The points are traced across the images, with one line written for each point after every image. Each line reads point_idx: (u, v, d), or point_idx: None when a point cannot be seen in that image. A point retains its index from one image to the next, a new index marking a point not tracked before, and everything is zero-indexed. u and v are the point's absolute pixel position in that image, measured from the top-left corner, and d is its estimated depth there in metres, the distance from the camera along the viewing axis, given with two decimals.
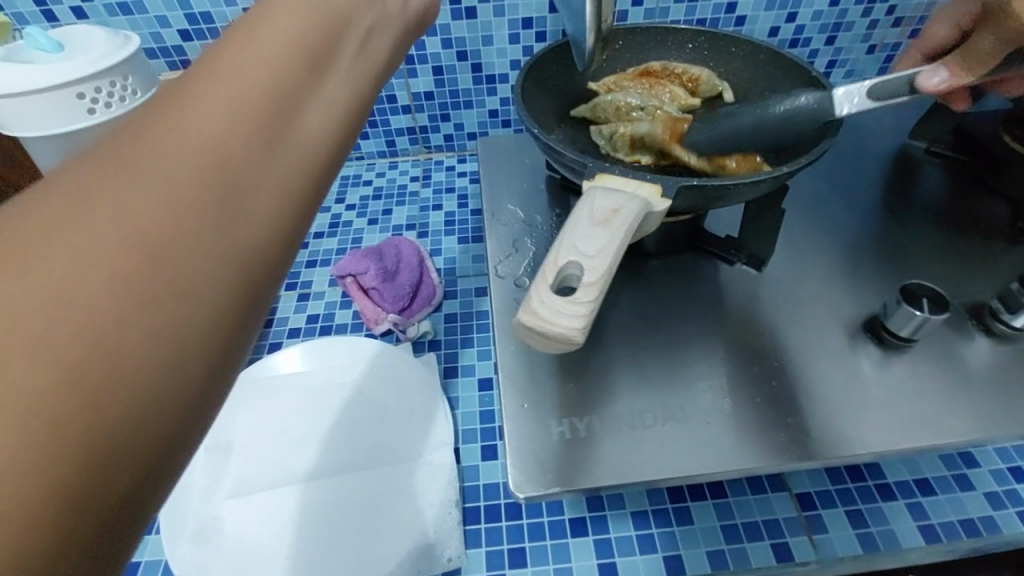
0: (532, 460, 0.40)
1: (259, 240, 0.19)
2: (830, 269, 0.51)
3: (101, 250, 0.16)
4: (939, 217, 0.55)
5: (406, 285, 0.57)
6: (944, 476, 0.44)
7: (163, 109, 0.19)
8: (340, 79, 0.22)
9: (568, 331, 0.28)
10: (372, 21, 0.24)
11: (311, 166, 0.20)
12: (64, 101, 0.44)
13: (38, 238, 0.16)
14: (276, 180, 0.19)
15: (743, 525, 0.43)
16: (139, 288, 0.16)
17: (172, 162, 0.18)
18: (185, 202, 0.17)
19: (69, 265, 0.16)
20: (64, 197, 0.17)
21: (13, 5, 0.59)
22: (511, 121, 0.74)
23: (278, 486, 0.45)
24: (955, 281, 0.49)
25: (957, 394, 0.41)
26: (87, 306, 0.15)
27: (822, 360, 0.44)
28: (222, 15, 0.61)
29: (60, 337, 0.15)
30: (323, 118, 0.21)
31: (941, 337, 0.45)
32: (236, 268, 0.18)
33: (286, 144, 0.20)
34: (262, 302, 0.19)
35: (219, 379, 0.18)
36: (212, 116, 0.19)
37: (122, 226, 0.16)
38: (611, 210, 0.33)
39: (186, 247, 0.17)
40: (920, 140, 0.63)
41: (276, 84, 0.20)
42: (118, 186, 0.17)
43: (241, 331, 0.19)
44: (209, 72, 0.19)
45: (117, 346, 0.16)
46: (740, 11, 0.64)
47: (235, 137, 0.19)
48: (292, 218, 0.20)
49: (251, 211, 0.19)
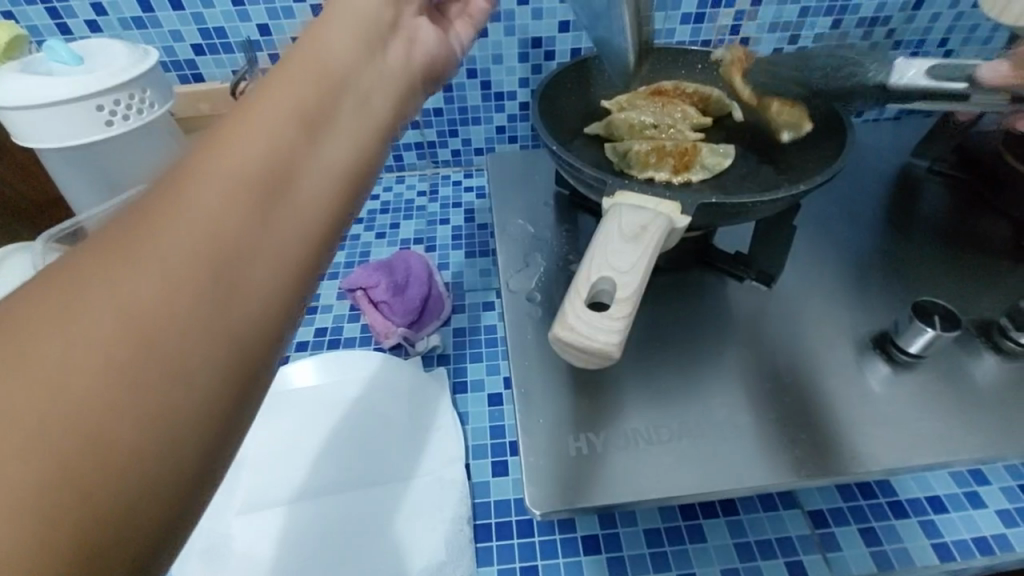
0: (546, 477, 0.39)
1: (257, 312, 0.19)
2: (837, 286, 0.51)
3: (95, 340, 0.16)
4: (943, 236, 0.55)
5: (416, 298, 0.56)
6: (956, 494, 0.44)
7: (163, 192, 0.19)
8: (338, 145, 0.23)
9: (604, 347, 0.28)
10: (370, 84, 0.26)
11: (307, 236, 0.21)
12: (82, 113, 0.45)
13: (33, 334, 0.16)
14: (275, 252, 0.20)
15: (756, 543, 0.42)
16: (131, 377, 0.16)
17: (166, 249, 0.18)
18: (182, 282, 0.18)
19: (64, 356, 0.16)
20: (63, 283, 0.17)
21: (28, 17, 0.59)
22: (518, 137, 0.75)
23: (285, 504, 0.44)
24: (962, 299, 0.49)
25: (968, 411, 0.42)
26: (79, 396, 0.16)
27: (833, 376, 0.44)
28: (235, 30, 0.61)
29: (55, 434, 0.15)
30: (321, 187, 0.22)
31: (950, 354, 0.45)
32: (235, 343, 0.18)
33: (284, 216, 0.21)
34: (264, 375, 0.20)
35: (219, 452, 0.18)
36: (210, 195, 0.19)
37: (116, 313, 0.17)
38: (639, 226, 0.34)
39: (182, 328, 0.17)
40: (922, 160, 0.64)
41: (273, 157, 0.21)
42: (116, 271, 0.17)
43: (242, 406, 0.19)
44: (208, 152, 0.20)
45: (107, 434, 0.16)
46: (745, 33, 0.65)
47: (232, 212, 0.19)
48: (291, 289, 0.20)
49: (249, 285, 0.19)
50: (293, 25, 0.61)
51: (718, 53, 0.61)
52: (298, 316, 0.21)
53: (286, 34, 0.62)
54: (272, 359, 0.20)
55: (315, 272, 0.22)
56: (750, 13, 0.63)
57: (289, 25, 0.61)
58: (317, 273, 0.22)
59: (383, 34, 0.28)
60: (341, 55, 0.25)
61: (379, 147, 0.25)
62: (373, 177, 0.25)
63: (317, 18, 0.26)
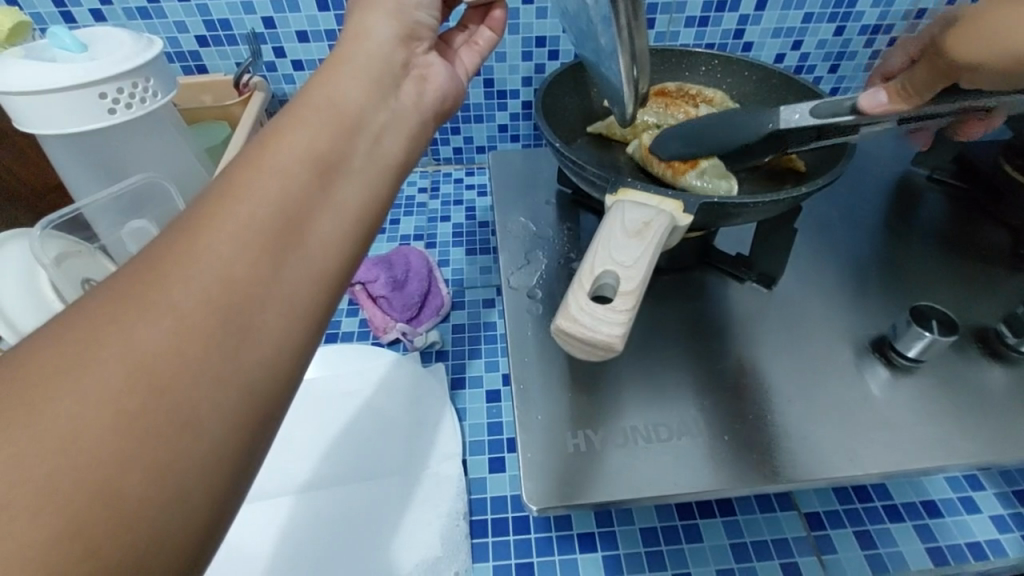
0: (543, 472, 0.39)
1: (265, 357, 0.22)
2: (837, 290, 0.52)
3: (109, 393, 0.18)
4: (941, 241, 0.56)
5: (415, 295, 0.57)
6: (950, 498, 0.44)
7: (173, 247, 0.22)
8: (342, 196, 0.26)
9: (609, 338, 0.28)
10: (376, 132, 0.29)
11: (312, 284, 0.24)
12: (86, 101, 0.44)
13: (47, 391, 0.18)
14: (282, 299, 0.23)
15: (752, 544, 0.43)
16: (139, 428, 0.18)
17: (177, 302, 0.20)
18: (192, 333, 0.20)
19: (77, 412, 0.18)
20: (79, 340, 0.19)
21: (31, 4, 0.59)
22: (520, 136, 0.75)
23: (279, 496, 0.44)
24: (960, 305, 0.50)
25: (965, 417, 0.42)
26: (90, 450, 0.17)
27: (832, 379, 0.44)
28: (240, 22, 0.61)
29: (65, 485, 0.17)
30: (326, 237, 0.25)
31: (947, 360, 0.45)
32: (242, 388, 0.21)
33: (291, 266, 0.23)
34: (271, 418, 0.22)
35: (233, 486, 0.20)
36: (219, 252, 0.22)
37: (129, 365, 0.19)
38: (642, 222, 0.34)
39: (193, 376, 0.20)
40: (921, 167, 0.64)
41: (280, 213, 0.24)
42: (130, 325, 0.19)
43: (249, 448, 0.21)
44: (213, 211, 0.23)
45: (118, 485, 0.17)
46: (748, 37, 0.66)
47: (241, 266, 0.22)
48: (297, 335, 0.23)
49: (256, 331, 0.21)
50: (298, 19, 0.61)
51: (722, 56, 0.61)
52: (305, 362, 0.23)
53: (291, 29, 0.62)
54: (279, 402, 0.22)
55: (321, 320, 0.24)
56: (755, 17, 0.63)
57: (294, 20, 0.61)
58: (323, 319, 0.24)
59: (385, 88, 0.31)
60: (346, 110, 0.28)
61: (382, 192, 0.29)
62: (377, 221, 0.28)
63: (325, 71, 0.30)
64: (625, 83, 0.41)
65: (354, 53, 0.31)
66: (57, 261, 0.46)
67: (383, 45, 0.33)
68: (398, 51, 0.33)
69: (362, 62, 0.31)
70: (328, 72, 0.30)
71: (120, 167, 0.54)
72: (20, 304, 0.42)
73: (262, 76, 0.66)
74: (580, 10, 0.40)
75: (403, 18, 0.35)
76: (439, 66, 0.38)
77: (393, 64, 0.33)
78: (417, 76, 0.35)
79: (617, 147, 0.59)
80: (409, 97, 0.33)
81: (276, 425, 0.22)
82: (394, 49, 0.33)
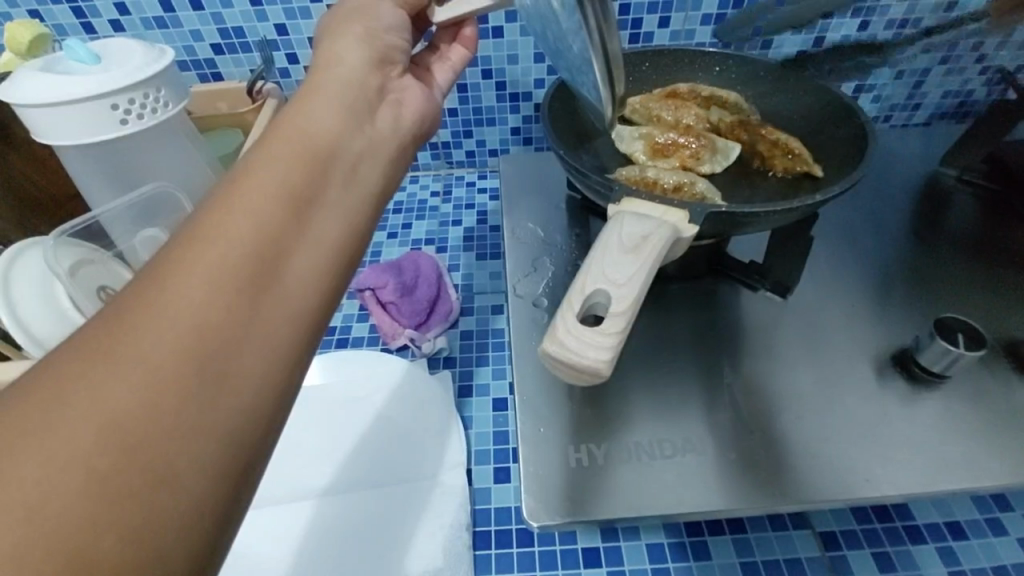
0: (545, 487, 0.39)
1: (247, 401, 0.21)
2: (859, 299, 0.49)
3: (81, 451, 0.18)
4: (971, 247, 0.53)
5: (424, 299, 0.57)
6: (976, 520, 0.42)
7: (144, 293, 0.21)
8: (321, 229, 0.26)
9: (595, 364, 0.27)
10: (353, 161, 0.29)
11: (291, 322, 0.24)
12: (98, 111, 0.45)
13: (18, 447, 0.17)
14: (260, 340, 0.22)
15: (763, 563, 0.41)
16: (113, 488, 0.18)
17: (150, 352, 0.20)
18: (166, 383, 0.20)
19: (46, 475, 0.17)
20: (46, 395, 0.19)
21: (54, 17, 0.61)
22: (533, 139, 0.74)
23: (298, 499, 0.45)
24: (989, 316, 0.47)
25: (992, 436, 0.40)
26: (60, 514, 0.17)
27: (851, 395, 0.42)
28: (253, 30, 0.62)
29: (36, 553, 0.16)
30: (306, 272, 0.25)
31: (976, 375, 0.43)
32: (222, 437, 0.20)
33: (270, 305, 0.23)
34: (255, 463, 0.22)
35: (219, 535, 0.20)
36: (192, 297, 0.22)
37: (100, 421, 0.18)
38: (641, 236, 0.33)
39: (168, 428, 0.19)
40: (952, 168, 0.61)
41: (256, 251, 0.24)
42: (99, 378, 0.19)
43: (233, 496, 0.21)
44: (184, 254, 0.23)
45: (90, 550, 0.17)
46: (768, 34, 0.63)
47: (214, 310, 0.22)
48: (279, 374, 0.23)
49: (235, 375, 0.21)
50: (309, 25, 0.62)
51: (737, 56, 0.59)
52: (288, 403, 0.23)
53: (302, 35, 0.63)
54: (264, 445, 0.22)
55: (304, 358, 0.24)
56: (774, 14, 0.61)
57: (305, 26, 0.62)
58: (305, 357, 0.24)
59: (359, 116, 0.32)
60: (320, 140, 0.28)
61: (362, 218, 0.29)
62: (358, 251, 0.28)
63: (300, 104, 0.30)
64: (602, 89, 0.38)
65: (329, 81, 0.32)
66: (72, 271, 0.47)
67: (359, 73, 0.33)
68: (372, 76, 0.34)
69: (336, 91, 0.31)
70: (301, 103, 0.30)
71: (135, 176, 0.55)
72: (42, 314, 0.44)
73: (275, 82, 0.67)
74: (550, 27, 0.39)
75: (374, 42, 0.36)
76: (414, 89, 0.38)
77: (369, 90, 0.33)
78: (394, 100, 0.35)
79: (667, 159, 0.53)
80: (386, 121, 0.33)
81: (261, 469, 0.22)
82: (367, 75, 0.34)
